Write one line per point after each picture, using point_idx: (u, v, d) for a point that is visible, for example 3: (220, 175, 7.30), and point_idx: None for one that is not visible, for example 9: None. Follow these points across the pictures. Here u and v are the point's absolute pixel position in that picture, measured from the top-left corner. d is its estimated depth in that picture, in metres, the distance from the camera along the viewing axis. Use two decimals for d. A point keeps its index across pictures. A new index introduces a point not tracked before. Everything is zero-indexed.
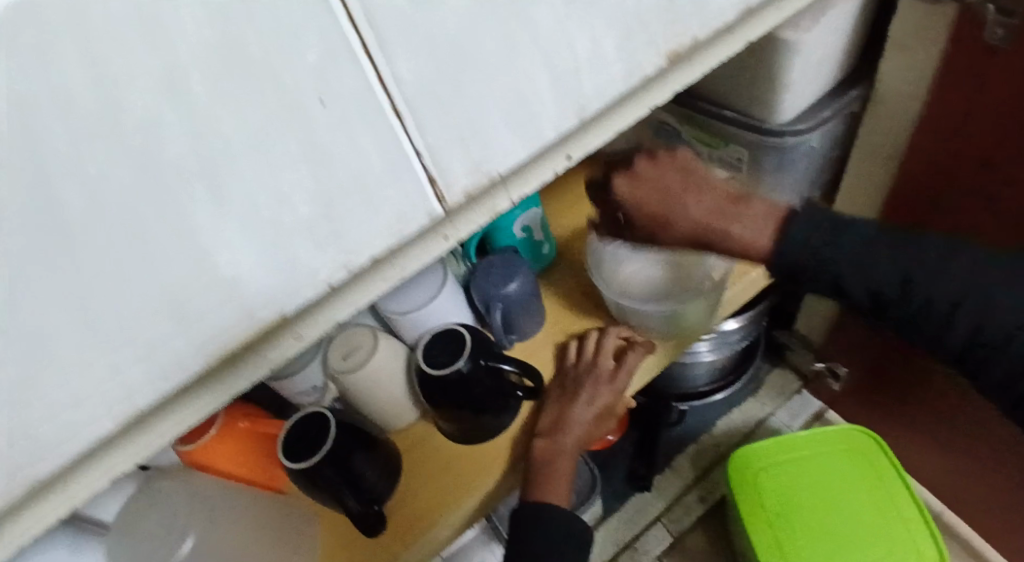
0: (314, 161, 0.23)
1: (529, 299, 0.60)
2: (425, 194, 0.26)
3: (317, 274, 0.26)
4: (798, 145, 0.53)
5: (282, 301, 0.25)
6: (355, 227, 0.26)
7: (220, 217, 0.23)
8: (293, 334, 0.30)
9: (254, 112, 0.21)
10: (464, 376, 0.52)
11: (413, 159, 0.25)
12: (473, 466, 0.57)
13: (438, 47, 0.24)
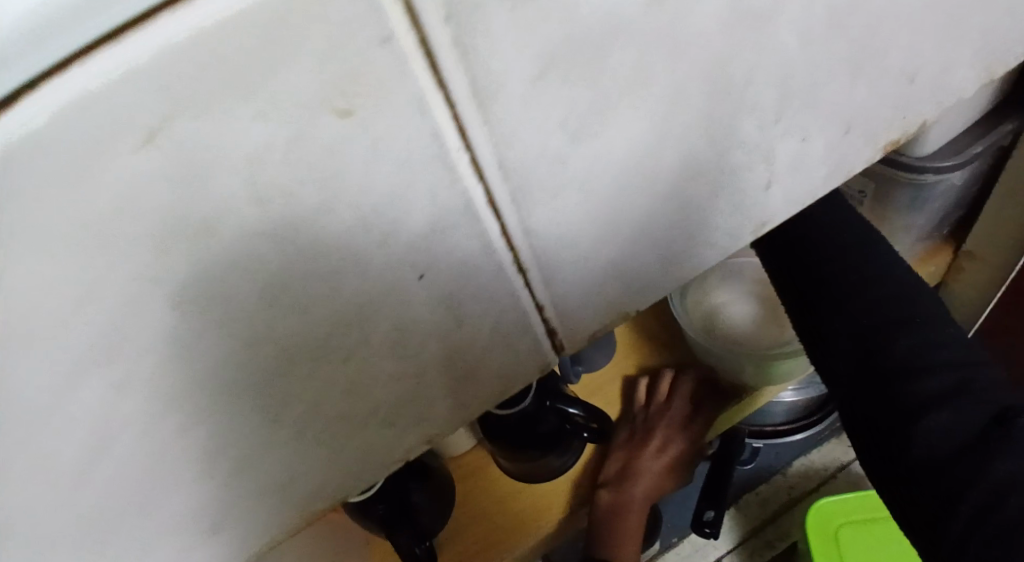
0: (415, 329, 0.20)
1: (600, 335, 0.54)
2: (537, 337, 0.24)
3: (403, 441, 0.24)
4: (935, 184, 0.45)
5: (373, 462, 0.24)
6: (452, 386, 0.23)
7: (298, 356, 0.18)
8: (361, 469, 0.24)
9: (347, 292, 0.17)
10: (526, 415, 0.47)
11: (531, 313, 0.23)
12: (530, 510, 0.53)
13: (579, 194, 0.19)
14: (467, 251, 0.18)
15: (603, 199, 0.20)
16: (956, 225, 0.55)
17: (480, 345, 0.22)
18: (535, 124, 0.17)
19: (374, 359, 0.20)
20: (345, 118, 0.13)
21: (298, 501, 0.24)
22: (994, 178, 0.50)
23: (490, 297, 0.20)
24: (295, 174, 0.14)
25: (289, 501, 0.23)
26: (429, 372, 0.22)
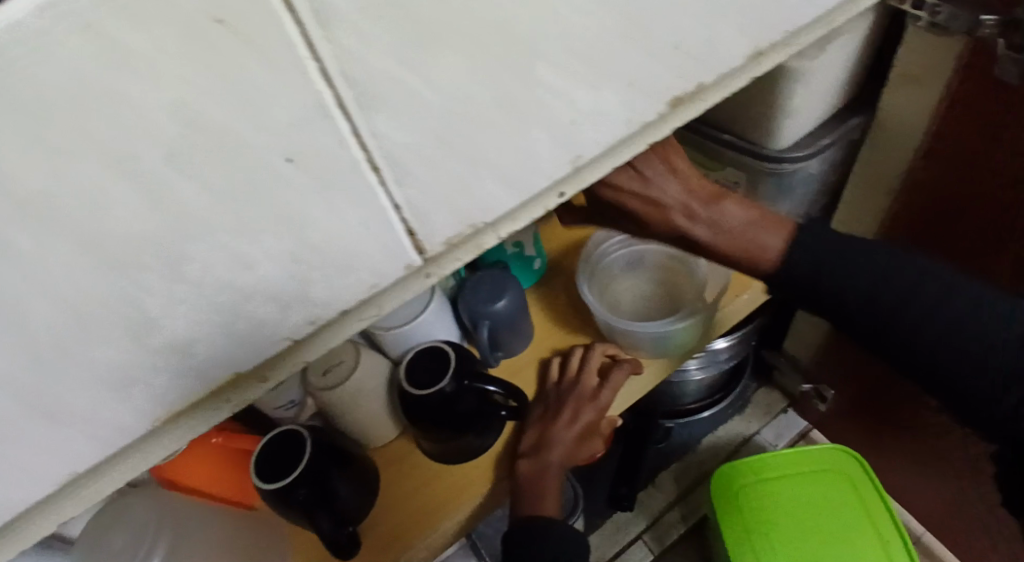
0: (285, 223, 0.21)
1: (517, 319, 0.58)
2: (402, 250, 0.25)
3: (284, 324, 0.24)
4: (795, 173, 0.51)
5: (240, 348, 0.25)
6: (323, 303, 0.24)
7: (179, 250, 0.20)
8: (257, 379, 0.28)
9: (213, 184, 0.19)
10: (447, 397, 0.50)
11: (391, 214, 0.23)
12: (451, 485, 0.55)
13: (418, 110, 0.21)
14: (325, 162, 0.20)
15: (458, 129, 0.23)
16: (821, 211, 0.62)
17: (349, 262, 0.24)
18: (377, 51, 0.19)
19: (246, 263, 0.21)
20: (216, 27, 0.16)
21: (206, 411, 0.27)
22: (845, 167, 0.58)
23: (353, 209, 0.22)
24: (178, 71, 0.16)
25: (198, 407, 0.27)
26: (306, 284, 0.23)
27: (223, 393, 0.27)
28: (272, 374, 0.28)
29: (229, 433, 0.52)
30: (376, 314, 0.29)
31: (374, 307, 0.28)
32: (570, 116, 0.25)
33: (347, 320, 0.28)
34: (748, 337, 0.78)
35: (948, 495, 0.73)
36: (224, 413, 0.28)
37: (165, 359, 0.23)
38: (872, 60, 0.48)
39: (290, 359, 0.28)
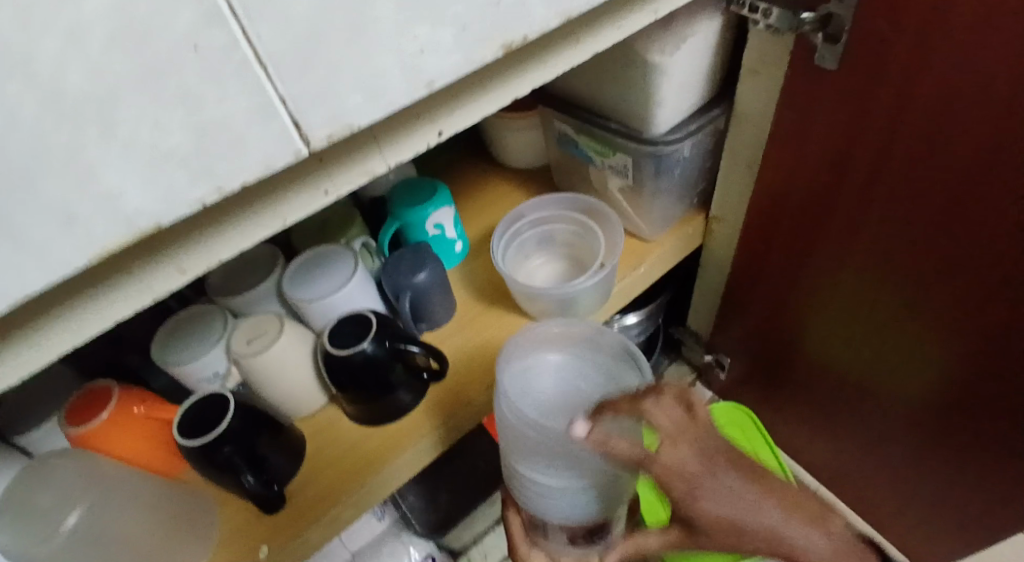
0: (186, 98, 0.25)
1: (435, 292, 0.62)
2: (286, 135, 0.28)
3: (192, 193, 0.27)
4: (671, 154, 0.60)
5: (159, 213, 0.27)
6: (211, 182, 0.27)
7: (73, 120, 0.23)
8: (176, 265, 0.33)
9: (102, 55, 0.22)
10: (369, 358, 0.54)
11: (276, 104, 0.27)
12: (372, 451, 0.58)
13: (297, 17, 0.26)
14: (211, 53, 0.25)
15: (328, 43, 0.27)
16: (702, 194, 0.71)
17: (238, 146, 0.27)
18: None
19: (140, 137, 0.25)
20: None
21: (131, 292, 0.32)
22: (717, 153, 0.67)
23: (239, 98, 0.26)
24: None
25: (123, 289, 0.32)
26: (198, 167, 0.27)
27: (145, 279, 0.32)
28: (189, 266, 0.33)
29: (153, 403, 0.55)
30: (279, 223, 0.36)
31: (277, 211, 0.35)
32: (441, 50, 0.31)
33: (253, 222, 0.35)
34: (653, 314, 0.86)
35: (822, 446, 0.83)
36: (146, 299, 0.33)
37: (70, 231, 0.25)
38: (728, 60, 0.58)
39: (206, 251, 0.34)
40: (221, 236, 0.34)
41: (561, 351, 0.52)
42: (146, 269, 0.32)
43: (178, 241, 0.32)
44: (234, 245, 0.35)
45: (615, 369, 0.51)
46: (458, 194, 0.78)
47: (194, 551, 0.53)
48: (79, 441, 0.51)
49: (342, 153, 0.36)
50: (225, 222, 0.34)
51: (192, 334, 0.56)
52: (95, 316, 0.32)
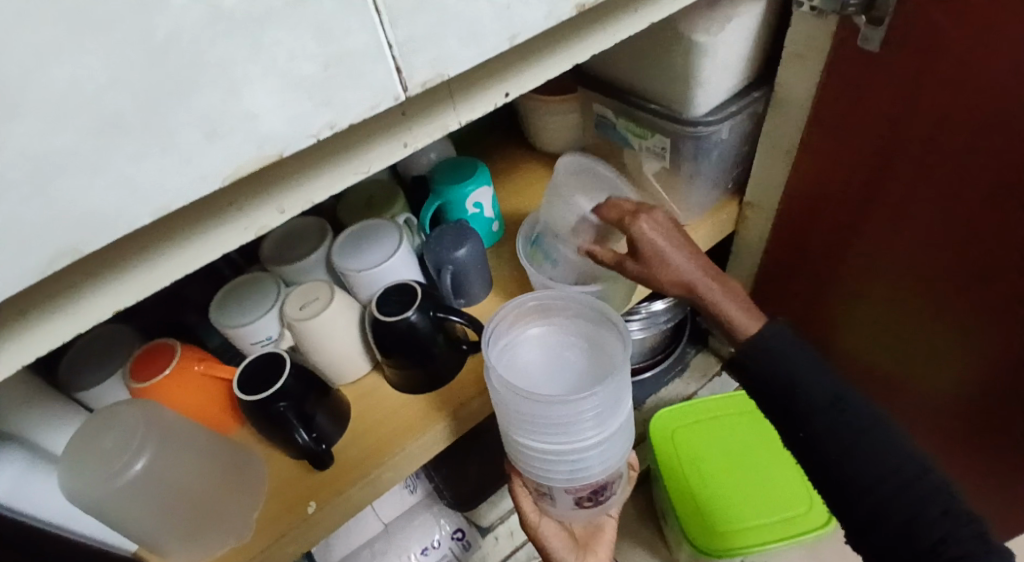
0: (317, 32, 0.27)
1: (474, 268, 0.64)
2: (391, 80, 0.31)
3: (310, 124, 0.29)
4: (711, 135, 0.61)
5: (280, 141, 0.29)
6: (324, 119, 0.29)
7: (218, 47, 0.25)
8: (278, 205, 0.36)
9: None
10: (412, 326, 0.56)
11: (385, 47, 0.29)
12: (413, 417, 0.61)
13: None
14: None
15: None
16: (739, 180, 0.73)
17: (350, 87, 0.29)
18: None
19: (272, 68, 0.27)
20: None
21: (237, 226, 0.35)
22: (755, 138, 0.68)
23: (352, 40, 0.28)
24: None
25: (230, 223, 0.35)
26: (312, 104, 0.29)
27: (250, 215, 0.35)
28: (288, 206, 0.36)
29: (210, 362, 0.58)
30: (366, 170, 0.38)
31: (365, 159, 0.38)
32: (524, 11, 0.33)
33: (343, 167, 0.37)
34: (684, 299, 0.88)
35: None
36: (247, 235, 0.36)
37: (202, 154, 0.27)
38: (771, 43, 0.59)
39: (304, 192, 0.37)
40: (318, 180, 0.37)
41: (541, 327, 0.52)
42: (251, 205, 0.35)
43: (282, 180, 0.35)
44: (327, 189, 0.37)
45: (590, 325, 0.52)
46: (495, 177, 0.80)
47: (244, 505, 0.56)
48: (140, 393, 0.55)
49: (423, 107, 0.38)
50: (323, 166, 0.37)
51: (246, 300, 0.59)
52: (203, 248, 0.34)
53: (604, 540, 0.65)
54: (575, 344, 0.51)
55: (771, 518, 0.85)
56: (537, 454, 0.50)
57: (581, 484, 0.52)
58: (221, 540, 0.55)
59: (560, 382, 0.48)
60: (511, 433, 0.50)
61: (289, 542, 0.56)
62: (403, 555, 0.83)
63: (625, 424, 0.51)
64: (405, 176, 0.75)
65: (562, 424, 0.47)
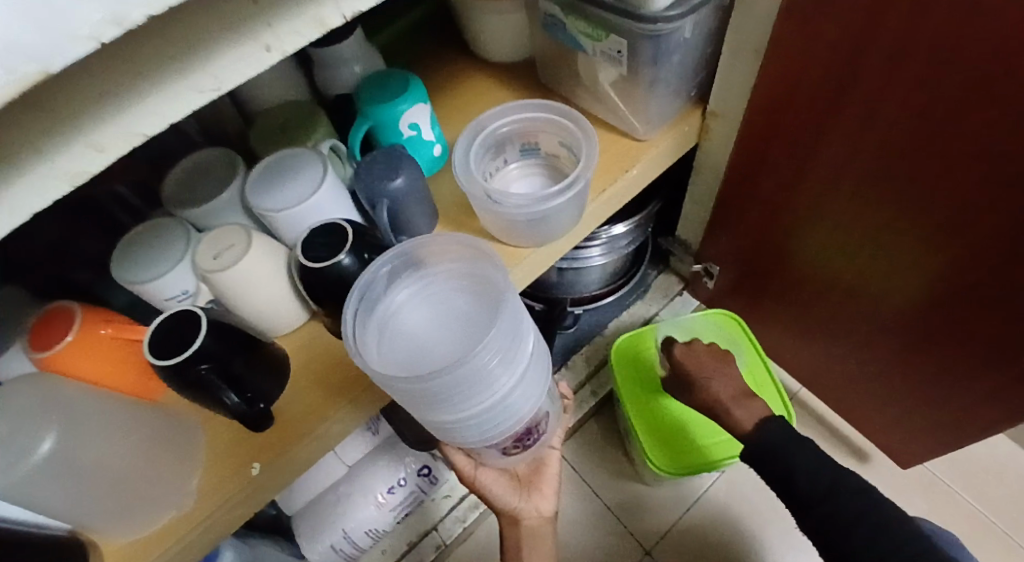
0: None
1: (413, 200, 0.57)
2: None
3: (88, 23, 0.21)
4: (672, 32, 0.54)
5: (49, 52, 0.20)
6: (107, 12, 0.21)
7: None
8: (94, 143, 0.30)
9: None
10: (346, 272, 0.50)
11: None
12: (359, 365, 0.56)
13: None
14: None
15: None
16: (702, 85, 0.66)
17: None
18: None
19: None
20: None
21: (43, 175, 0.29)
22: (719, 35, 0.61)
23: None
24: None
25: (32, 173, 0.28)
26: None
27: (58, 161, 0.29)
28: (106, 143, 0.30)
29: (120, 324, 0.51)
30: (214, 88, 0.32)
31: (209, 74, 0.32)
32: None
33: (180, 86, 0.31)
34: (646, 219, 0.83)
35: (813, 346, 0.83)
36: (67, 184, 0.30)
37: None
38: None
39: (127, 122, 0.30)
40: (145, 106, 0.30)
41: (411, 285, 0.46)
42: (54, 146, 0.29)
43: (91, 110, 0.29)
44: (157, 116, 0.31)
45: (462, 265, 0.47)
46: (434, 93, 0.71)
47: (182, 472, 0.52)
48: (41, 365, 0.49)
49: (276, 1, 0.32)
50: (147, 87, 0.30)
51: (153, 251, 0.52)
52: (7, 208, 0.29)
53: (548, 476, 0.66)
54: (455, 293, 0.46)
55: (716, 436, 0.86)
56: (445, 421, 0.46)
57: (500, 430, 0.49)
58: (157, 514, 0.51)
59: (446, 340, 0.44)
60: (410, 409, 0.45)
61: (235, 507, 0.52)
62: (368, 496, 0.82)
63: (529, 359, 0.48)
64: (330, 96, 0.66)
65: (462, 390, 0.43)
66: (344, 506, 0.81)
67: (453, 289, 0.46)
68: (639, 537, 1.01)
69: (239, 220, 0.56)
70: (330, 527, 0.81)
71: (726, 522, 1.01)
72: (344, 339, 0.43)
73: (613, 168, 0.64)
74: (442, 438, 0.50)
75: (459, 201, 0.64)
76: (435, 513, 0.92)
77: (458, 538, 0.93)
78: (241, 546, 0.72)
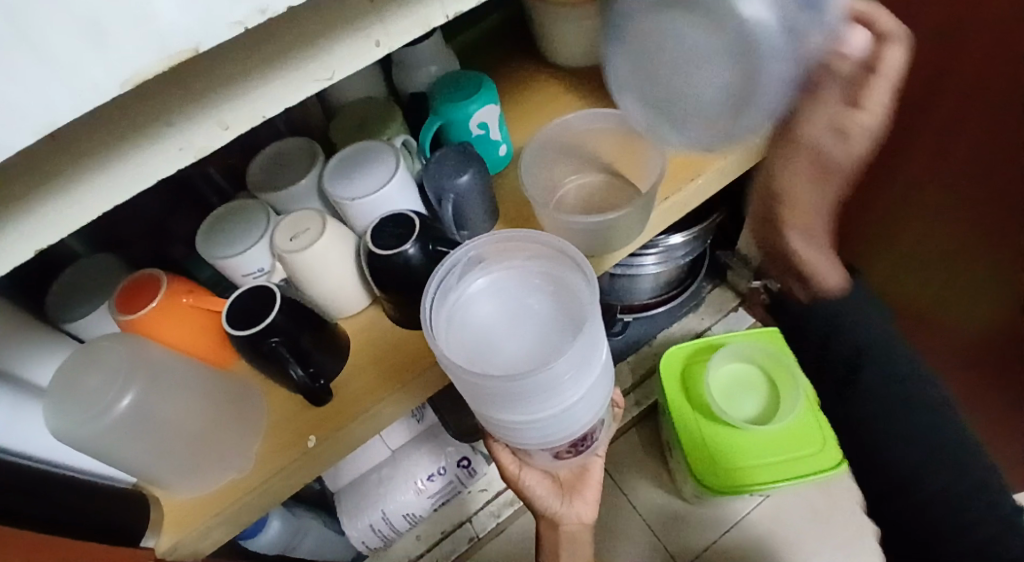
0: None
1: (478, 197, 0.59)
2: None
3: (235, 10, 0.23)
4: None
5: (201, 33, 0.23)
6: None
7: None
8: (220, 119, 0.32)
9: None
10: (410, 261, 0.52)
11: None
12: (415, 351, 0.58)
13: None
14: None
15: None
16: None
17: None
18: None
19: None
20: None
21: (171, 145, 0.32)
22: None
23: None
24: None
25: (164, 141, 0.31)
26: None
27: (185, 132, 0.32)
28: (231, 120, 0.33)
29: (200, 294, 0.55)
30: (327, 77, 0.34)
31: (324, 62, 0.34)
32: None
33: (298, 72, 0.33)
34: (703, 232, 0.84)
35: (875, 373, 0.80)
36: (188, 155, 0.33)
37: (109, 55, 0.21)
38: None
39: (250, 101, 0.33)
40: (266, 89, 0.33)
41: (490, 281, 0.48)
42: (184, 118, 0.32)
43: (221, 89, 0.32)
44: (274, 98, 0.34)
45: (541, 271, 0.48)
46: (504, 93, 0.73)
47: (244, 439, 0.55)
48: (129, 326, 0.53)
49: None
50: (269, 71, 0.33)
51: (234, 230, 0.56)
52: (138, 172, 0.31)
53: (591, 480, 0.66)
54: (531, 293, 0.47)
55: (766, 460, 0.85)
56: (506, 421, 0.47)
57: (558, 436, 0.50)
58: (222, 473, 0.54)
59: (522, 339, 0.45)
60: (474, 403, 0.47)
61: (291, 476, 0.55)
62: (410, 480, 0.84)
63: (602, 372, 0.49)
64: (404, 92, 0.68)
65: (538, 393, 0.44)
66: (387, 487, 0.84)
67: (531, 290, 0.48)
68: (673, 551, 1.00)
69: (314, 205, 0.59)
70: (371, 507, 0.83)
71: (764, 545, 0.99)
72: (423, 324, 0.45)
73: (678, 177, 0.64)
74: (499, 436, 0.51)
75: (522, 200, 0.65)
76: (471, 506, 0.95)
77: (492, 531, 0.96)
78: (290, 515, 0.75)
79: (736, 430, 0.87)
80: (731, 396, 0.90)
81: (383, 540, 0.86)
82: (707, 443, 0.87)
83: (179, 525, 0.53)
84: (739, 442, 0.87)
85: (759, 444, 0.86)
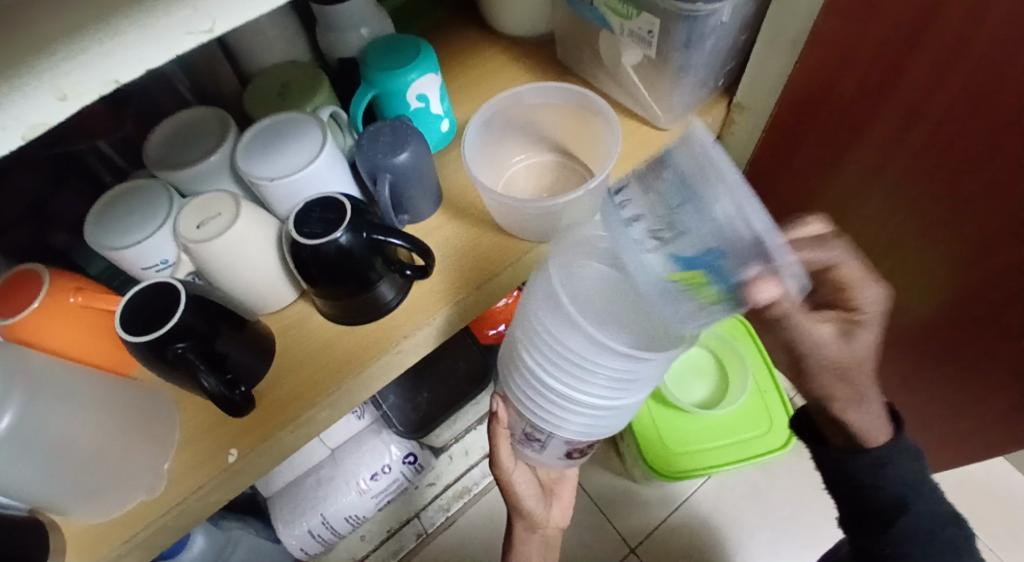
0: None
1: (417, 177, 0.53)
2: None
3: None
4: (710, 14, 0.50)
5: None
6: None
7: None
8: (56, 88, 0.23)
9: None
10: (343, 249, 0.46)
11: None
12: (350, 351, 0.53)
13: None
14: None
15: None
16: (731, 75, 0.63)
17: None
18: None
19: None
20: None
21: None
22: (758, 21, 0.57)
23: None
24: None
25: None
26: None
27: (8, 106, 0.23)
28: (72, 89, 0.24)
29: (92, 291, 0.47)
30: (208, 29, 0.26)
31: (202, 9, 0.25)
32: None
33: (165, 21, 0.25)
34: None
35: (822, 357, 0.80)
36: (17, 138, 0.24)
37: None
38: None
39: (95, 61, 0.24)
40: (120, 45, 0.24)
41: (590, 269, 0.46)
42: (5, 88, 0.22)
43: (52, 45, 0.22)
44: (136, 58, 0.25)
45: None
46: (444, 63, 0.67)
47: (153, 456, 0.49)
48: (3, 332, 0.45)
49: None
50: (122, 18, 0.23)
51: (132, 215, 0.48)
52: None
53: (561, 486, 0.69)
54: (699, 180, 0.36)
55: (717, 442, 0.85)
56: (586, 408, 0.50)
57: (580, 433, 0.53)
58: (128, 496, 0.47)
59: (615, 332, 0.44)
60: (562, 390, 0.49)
61: (208, 495, 0.49)
62: (350, 482, 0.78)
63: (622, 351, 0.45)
64: (333, 61, 0.61)
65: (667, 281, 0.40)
66: (325, 489, 0.78)
67: None
68: (624, 535, 0.99)
69: (227, 185, 0.52)
70: (309, 511, 0.77)
71: (712, 525, 0.99)
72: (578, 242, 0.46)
73: (631, 158, 0.60)
74: (527, 413, 0.54)
75: (465, 184, 0.60)
76: (419, 501, 0.90)
77: (440, 526, 0.92)
78: (216, 530, 0.68)
79: (687, 417, 0.86)
80: (678, 380, 0.90)
81: (323, 545, 0.81)
82: (661, 431, 0.85)
83: (84, 552, 0.46)
84: (692, 429, 0.85)
85: (715, 429, 0.85)
